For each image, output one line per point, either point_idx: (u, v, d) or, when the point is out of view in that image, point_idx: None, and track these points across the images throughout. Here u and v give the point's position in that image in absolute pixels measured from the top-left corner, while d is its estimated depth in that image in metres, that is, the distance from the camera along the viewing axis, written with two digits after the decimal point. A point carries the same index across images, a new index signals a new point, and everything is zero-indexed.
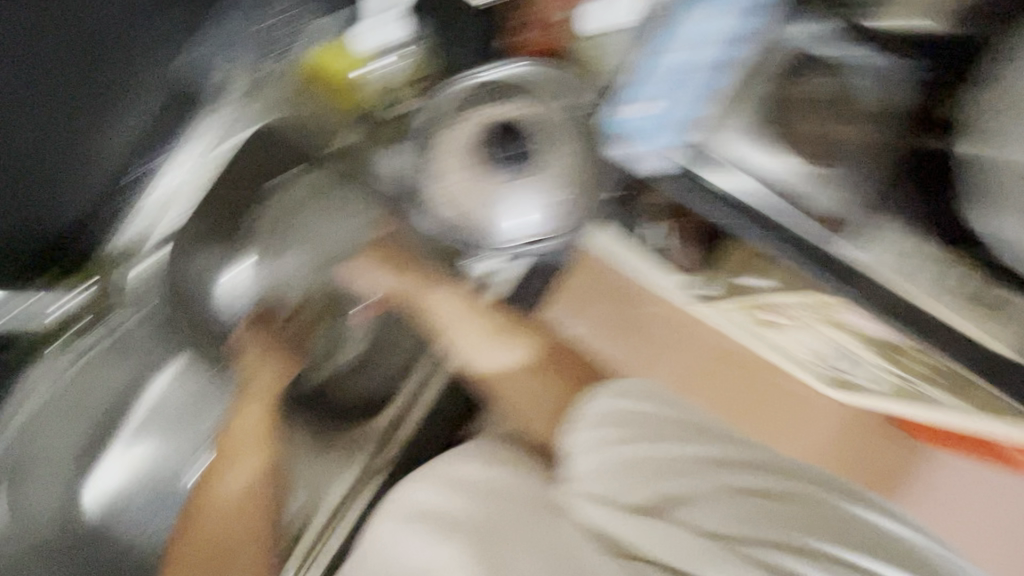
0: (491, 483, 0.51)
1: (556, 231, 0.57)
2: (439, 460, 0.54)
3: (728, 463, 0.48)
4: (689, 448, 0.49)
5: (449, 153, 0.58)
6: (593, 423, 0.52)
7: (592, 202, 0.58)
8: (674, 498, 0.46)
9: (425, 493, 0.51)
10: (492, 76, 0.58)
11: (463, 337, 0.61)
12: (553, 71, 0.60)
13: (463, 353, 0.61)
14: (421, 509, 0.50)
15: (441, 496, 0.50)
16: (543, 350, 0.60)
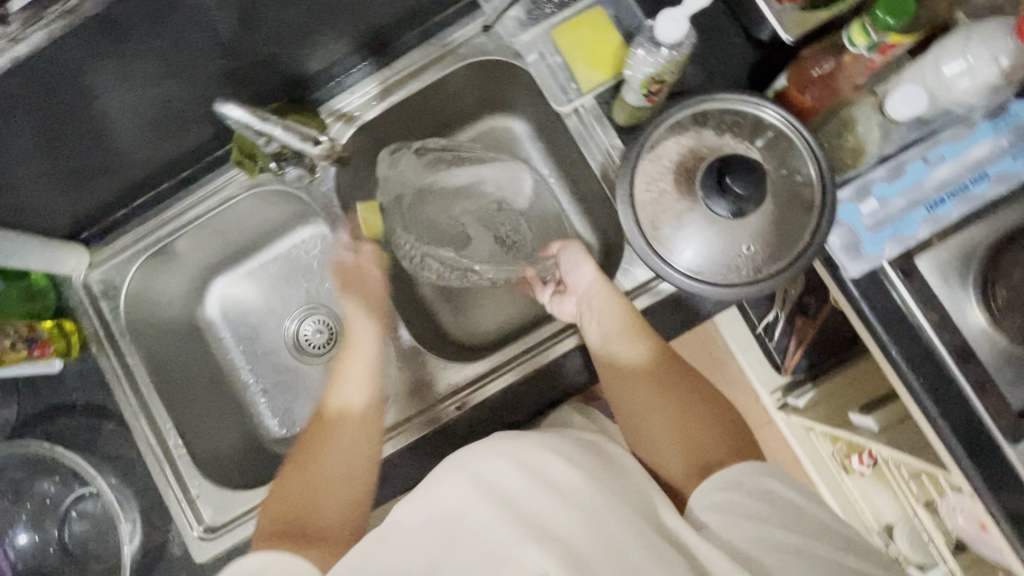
0: (564, 473, 0.47)
1: (711, 279, 0.61)
2: (530, 443, 0.48)
3: (813, 530, 0.44)
4: (769, 498, 0.47)
5: (639, 173, 0.64)
6: (719, 485, 0.49)
7: (753, 265, 0.60)
8: (795, 557, 0.42)
9: (488, 470, 0.47)
10: (711, 108, 0.63)
11: (637, 357, 0.62)
12: (754, 137, 0.62)
13: (631, 369, 0.62)
14: (480, 485, 0.46)
15: (508, 475, 0.46)
16: (699, 391, 0.59)
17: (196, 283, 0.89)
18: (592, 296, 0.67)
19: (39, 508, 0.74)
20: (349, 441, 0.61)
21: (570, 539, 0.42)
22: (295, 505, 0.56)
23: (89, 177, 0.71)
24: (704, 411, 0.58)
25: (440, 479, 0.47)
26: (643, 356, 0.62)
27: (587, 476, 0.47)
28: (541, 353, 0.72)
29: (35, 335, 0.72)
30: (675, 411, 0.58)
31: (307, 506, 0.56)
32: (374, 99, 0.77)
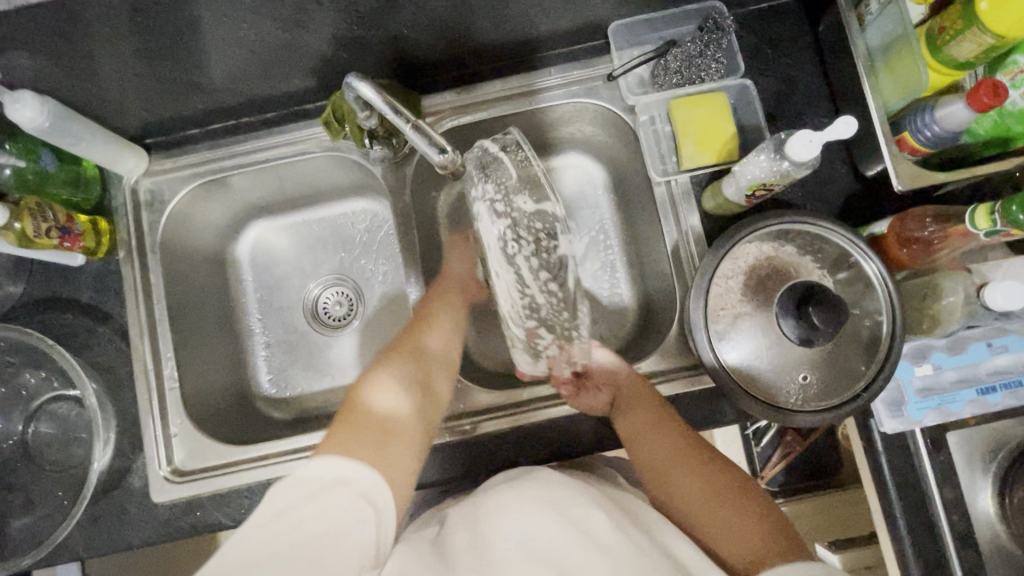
0: (602, 530, 0.48)
1: (753, 391, 0.60)
2: (585, 502, 0.51)
3: None
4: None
5: (717, 266, 0.63)
6: None
7: (797, 394, 0.60)
8: None
9: (534, 525, 0.48)
10: (801, 230, 0.63)
11: (673, 459, 0.61)
12: (828, 269, 0.63)
13: (671, 472, 0.60)
14: (520, 532, 0.47)
15: (555, 531, 0.47)
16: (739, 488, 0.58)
17: (237, 219, 0.87)
18: (624, 395, 0.67)
19: (11, 396, 0.71)
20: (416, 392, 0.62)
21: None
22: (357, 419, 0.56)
23: (177, 89, 0.69)
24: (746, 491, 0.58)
25: (487, 528, 0.49)
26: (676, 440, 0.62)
27: (631, 543, 0.47)
28: (550, 408, 0.71)
29: (70, 226, 0.68)
30: (717, 496, 0.57)
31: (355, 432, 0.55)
32: (476, 105, 0.75)
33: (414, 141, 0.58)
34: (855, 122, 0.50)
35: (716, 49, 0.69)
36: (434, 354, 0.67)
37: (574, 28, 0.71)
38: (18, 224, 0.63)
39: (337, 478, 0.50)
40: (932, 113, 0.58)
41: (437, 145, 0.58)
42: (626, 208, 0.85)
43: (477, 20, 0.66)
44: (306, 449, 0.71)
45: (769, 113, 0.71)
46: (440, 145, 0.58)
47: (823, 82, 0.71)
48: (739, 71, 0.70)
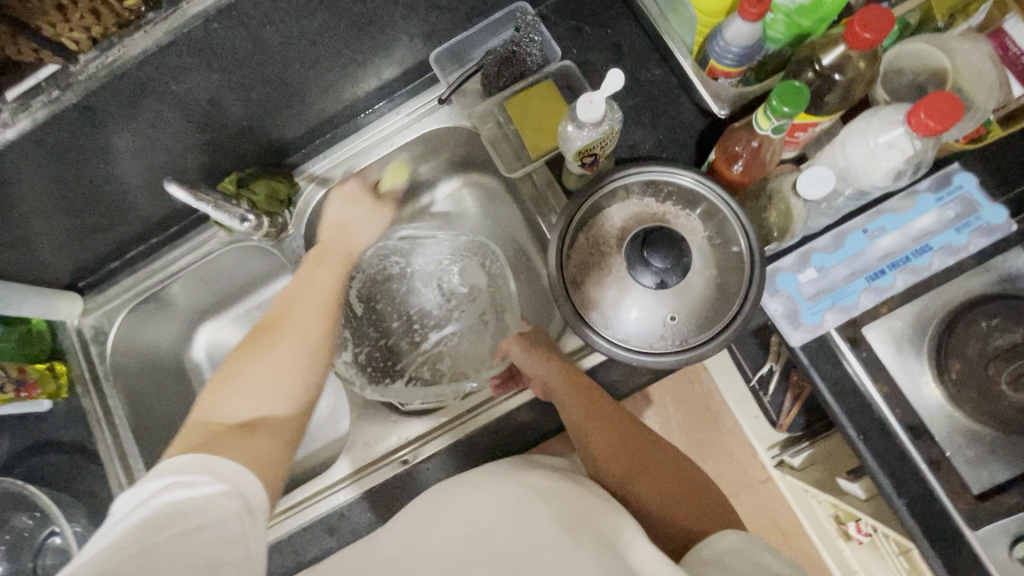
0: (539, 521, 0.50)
1: (640, 345, 0.61)
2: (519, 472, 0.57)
3: None
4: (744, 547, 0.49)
5: (579, 239, 0.65)
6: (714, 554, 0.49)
7: (683, 336, 0.60)
8: None
9: (471, 508, 0.53)
10: (643, 180, 0.65)
11: (605, 445, 0.61)
12: (682, 207, 0.64)
13: (610, 458, 0.61)
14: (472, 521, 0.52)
15: (489, 513, 0.52)
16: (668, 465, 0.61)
17: (183, 327, 0.95)
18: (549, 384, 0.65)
19: (14, 543, 0.77)
20: (297, 367, 0.55)
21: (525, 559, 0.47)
22: (232, 371, 0.53)
23: (85, 235, 0.78)
24: (674, 457, 0.62)
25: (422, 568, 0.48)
26: (616, 417, 0.62)
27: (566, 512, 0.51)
28: (480, 416, 0.72)
29: (24, 377, 0.76)
30: (652, 473, 0.60)
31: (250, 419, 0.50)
32: (346, 162, 0.81)
33: (223, 219, 0.72)
34: (622, 72, 0.54)
35: (527, 43, 0.74)
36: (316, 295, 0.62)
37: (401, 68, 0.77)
38: None
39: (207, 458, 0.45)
40: (722, 37, 0.60)
41: (239, 216, 0.73)
42: (519, 209, 0.87)
43: (305, 92, 0.72)
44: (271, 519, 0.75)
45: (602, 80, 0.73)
46: (241, 215, 0.73)
47: (642, 36, 0.73)
48: (559, 54, 0.74)
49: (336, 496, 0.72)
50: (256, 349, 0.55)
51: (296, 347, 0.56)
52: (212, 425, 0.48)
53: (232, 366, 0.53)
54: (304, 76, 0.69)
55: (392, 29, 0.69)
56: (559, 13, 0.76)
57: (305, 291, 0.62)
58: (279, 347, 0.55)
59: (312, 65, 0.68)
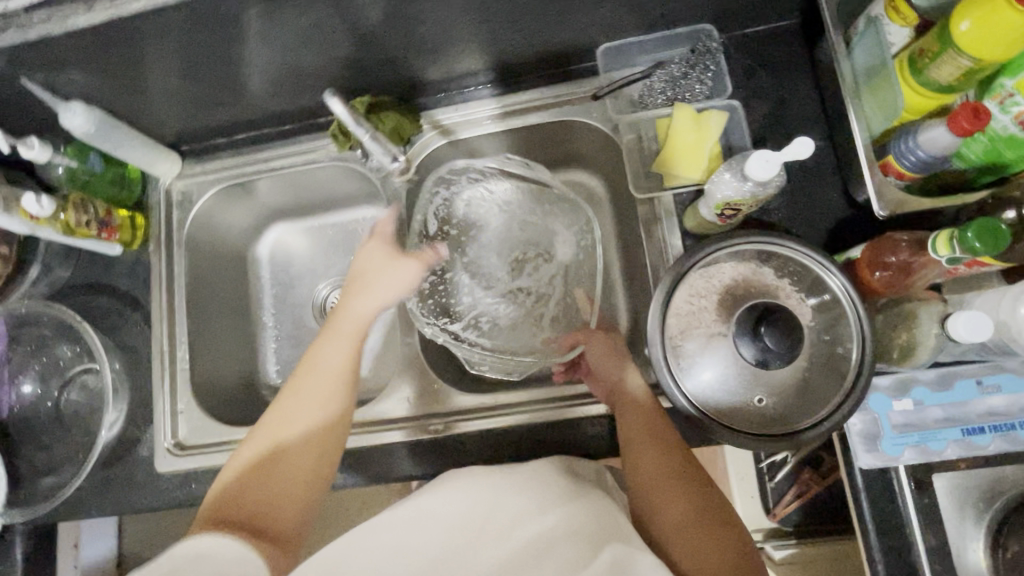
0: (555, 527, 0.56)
1: (714, 413, 0.59)
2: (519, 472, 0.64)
3: None
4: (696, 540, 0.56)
5: (686, 285, 0.63)
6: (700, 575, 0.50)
7: (760, 420, 0.59)
8: None
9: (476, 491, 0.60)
10: (771, 251, 0.62)
11: (652, 474, 0.61)
12: (800, 293, 0.61)
13: (654, 488, 0.61)
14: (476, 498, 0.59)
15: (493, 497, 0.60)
16: (716, 519, 0.59)
17: (259, 220, 0.95)
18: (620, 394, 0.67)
19: (51, 365, 0.80)
20: (332, 390, 0.64)
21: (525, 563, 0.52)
22: (262, 466, 0.61)
23: (206, 104, 0.78)
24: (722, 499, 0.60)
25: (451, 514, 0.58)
26: (672, 450, 0.62)
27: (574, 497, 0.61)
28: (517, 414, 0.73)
29: (108, 219, 0.77)
30: (695, 518, 0.59)
31: (278, 466, 0.61)
32: (474, 122, 0.80)
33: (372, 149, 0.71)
34: (810, 142, 0.50)
35: (699, 71, 0.72)
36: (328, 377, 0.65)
37: (563, 51, 0.74)
38: (63, 215, 0.72)
39: (216, 545, 0.53)
40: (914, 137, 0.56)
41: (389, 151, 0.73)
42: (617, 224, 0.84)
43: (466, 43, 0.70)
44: None
45: (759, 133, 0.70)
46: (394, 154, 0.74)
47: (816, 104, 0.70)
48: (728, 91, 0.71)
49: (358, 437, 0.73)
50: (277, 418, 0.64)
51: (315, 385, 0.65)
52: (275, 443, 0.62)
53: (278, 420, 0.63)
54: (473, 29, 0.67)
55: (577, 11, 0.66)
56: (738, 52, 0.72)
57: (319, 371, 0.65)
58: (306, 384, 0.65)
59: (486, 21, 0.66)
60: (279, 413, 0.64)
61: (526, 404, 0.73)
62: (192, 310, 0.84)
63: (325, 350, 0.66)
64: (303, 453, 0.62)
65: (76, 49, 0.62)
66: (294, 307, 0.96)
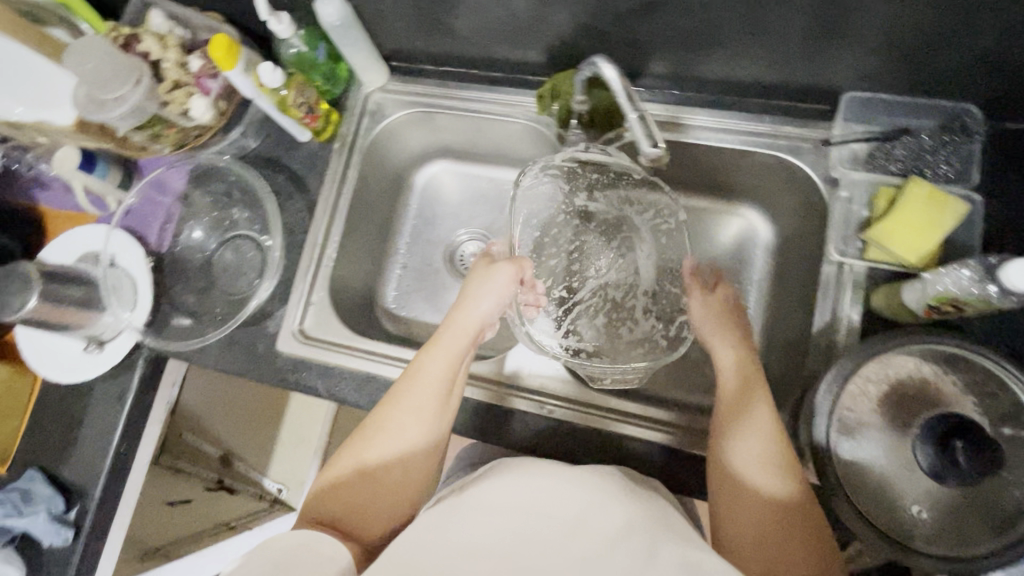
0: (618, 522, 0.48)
1: (859, 505, 0.55)
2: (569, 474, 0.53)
3: None
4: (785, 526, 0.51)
5: (865, 365, 0.59)
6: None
7: (907, 530, 0.55)
8: None
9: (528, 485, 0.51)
10: (972, 363, 0.57)
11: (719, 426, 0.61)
12: (989, 417, 0.56)
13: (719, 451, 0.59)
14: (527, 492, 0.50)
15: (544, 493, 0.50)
16: (784, 503, 0.54)
17: (425, 153, 0.97)
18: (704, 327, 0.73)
19: (218, 221, 0.87)
20: (433, 407, 0.61)
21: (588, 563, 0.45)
22: (351, 484, 0.57)
23: (433, 29, 0.80)
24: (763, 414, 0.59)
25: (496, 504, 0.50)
26: (734, 381, 0.64)
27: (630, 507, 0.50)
28: (619, 423, 0.71)
29: (315, 108, 0.81)
30: (759, 497, 0.55)
31: (371, 476, 0.58)
32: (679, 127, 0.77)
33: (635, 130, 0.60)
34: None
35: (949, 152, 0.65)
36: (426, 384, 0.62)
37: (802, 85, 0.71)
38: (284, 91, 0.77)
39: (311, 540, 0.50)
40: None
41: (651, 138, 0.61)
42: (782, 275, 0.80)
43: (711, 47, 0.68)
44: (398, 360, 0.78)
45: (990, 236, 0.64)
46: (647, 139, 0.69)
47: None
48: (973, 181, 0.65)
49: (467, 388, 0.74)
50: (371, 426, 0.60)
51: (413, 399, 0.61)
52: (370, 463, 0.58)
53: (369, 433, 0.60)
54: (727, 35, 0.65)
55: (847, 50, 0.63)
56: (993, 145, 0.66)
57: (420, 377, 0.62)
58: (406, 394, 0.61)
59: (746, 32, 0.64)
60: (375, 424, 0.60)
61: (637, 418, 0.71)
62: (349, 214, 0.87)
63: (429, 362, 0.63)
64: (393, 461, 0.58)
65: None
66: (428, 244, 0.98)
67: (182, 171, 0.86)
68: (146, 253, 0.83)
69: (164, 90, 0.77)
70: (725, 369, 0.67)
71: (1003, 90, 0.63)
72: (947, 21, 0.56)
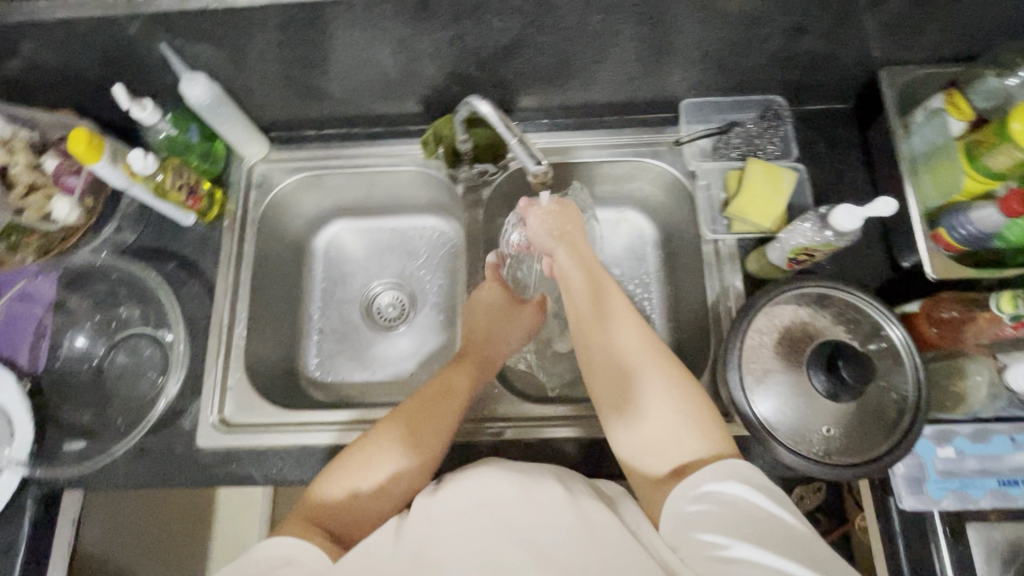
0: (554, 495, 0.51)
1: (781, 438, 0.62)
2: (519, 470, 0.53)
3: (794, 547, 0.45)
4: (743, 510, 0.48)
5: (754, 320, 0.67)
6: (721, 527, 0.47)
7: (825, 449, 0.62)
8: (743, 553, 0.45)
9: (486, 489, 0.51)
10: (834, 296, 0.68)
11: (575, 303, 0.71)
12: (855, 337, 0.67)
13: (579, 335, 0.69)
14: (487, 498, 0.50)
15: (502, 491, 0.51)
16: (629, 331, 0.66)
17: (320, 215, 0.97)
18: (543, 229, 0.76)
19: (103, 324, 0.80)
20: (432, 434, 0.63)
21: (544, 547, 0.47)
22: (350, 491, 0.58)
23: (309, 96, 0.82)
24: (634, 367, 0.61)
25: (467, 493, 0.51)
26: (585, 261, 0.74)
27: (565, 487, 0.52)
28: (561, 428, 0.73)
29: (196, 189, 0.79)
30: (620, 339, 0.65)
31: (372, 490, 0.58)
32: (556, 149, 0.86)
33: (518, 152, 0.65)
34: (893, 203, 0.58)
35: (770, 135, 0.79)
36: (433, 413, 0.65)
37: (647, 99, 0.83)
38: (160, 176, 0.74)
39: (294, 547, 0.51)
40: (966, 214, 0.64)
41: (536, 158, 0.66)
42: (672, 263, 0.90)
43: (567, 78, 0.78)
44: (327, 423, 0.75)
45: (817, 195, 0.78)
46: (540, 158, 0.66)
47: (868, 176, 0.78)
48: (795, 154, 0.79)
49: None
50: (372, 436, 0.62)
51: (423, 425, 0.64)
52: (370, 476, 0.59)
53: (372, 448, 0.61)
54: (578, 67, 0.75)
55: (675, 65, 0.75)
56: (800, 126, 0.82)
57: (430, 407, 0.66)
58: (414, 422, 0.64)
59: (592, 61, 0.74)
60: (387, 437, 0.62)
61: (581, 418, 0.74)
62: (253, 288, 0.84)
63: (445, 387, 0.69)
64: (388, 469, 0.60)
65: (225, 24, 0.67)
66: (341, 304, 0.96)
67: (54, 280, 0.78)
68: (19, 376, 0.74)
69: (16, 197, 0.72)
70: (594, 340, 0.66)
71: (796, 81, 0.78)
72: (742, 33, 0.69)
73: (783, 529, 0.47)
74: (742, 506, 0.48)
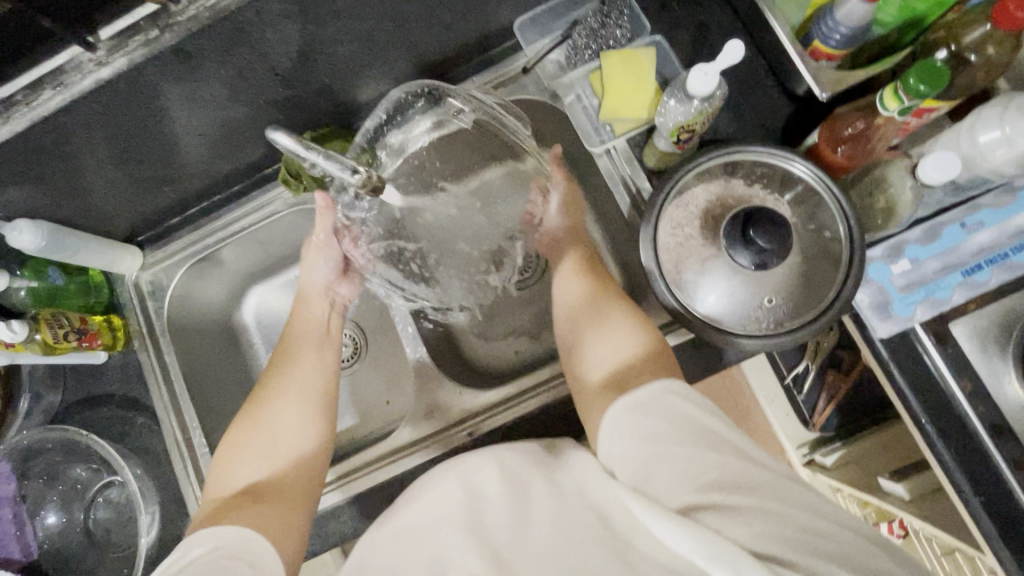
0: (501, 488, 0.48)
1: (732, 325, 0.60)
2: (476, 466, 0.50)
3: (712, 439, 0.46)
4: (664, 412, 0.48)
5: (666, 217, 0.63)
6: (648, 440, 0.47)
7: (778, 318, 0.59)
8: (674, 461, 0.45)
9: (429, 498, 0.50)
10: (737, 159, 0.63)
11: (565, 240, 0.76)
12: (771, 192, 0.62)
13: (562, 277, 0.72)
14: (438, 512, 0.48)
15: (447, 500, 0.49)
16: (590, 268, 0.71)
17: (232, 291, 0.93)
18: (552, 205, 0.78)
19: (69, 491, 0.78)
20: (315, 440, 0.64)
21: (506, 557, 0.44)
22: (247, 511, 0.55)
23: (150, 187, 0.77)
24: (594, 306, 0.64)
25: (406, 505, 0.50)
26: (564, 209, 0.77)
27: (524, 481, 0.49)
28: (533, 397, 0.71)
29: (85, 327, 0.75)
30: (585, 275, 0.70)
31: (275, 505, 0.57)
32: None
33: (331, 170, 0.60)
34: (740, 44, 0.53)
35: (616, 20, 0.73)
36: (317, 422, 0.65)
37: (480, 35, 0.76)
38: (38, 334, 0.71)
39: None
40: (835, 14, 0.57)
41: (349, 168, 0.61)
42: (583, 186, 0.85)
43: (385, 55, 0.71)
44: None
45: (688, 58, 0.71)
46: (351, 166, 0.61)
47: (733, 14, 0.71)
48: (648, 27, 0.72)
49: (397, 463, 0.71)
50: (240, 446, 0.61)
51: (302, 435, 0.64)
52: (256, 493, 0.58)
53: (268, 455, 0.61)
54: (387, 38, 0.68)
55: None
56: None
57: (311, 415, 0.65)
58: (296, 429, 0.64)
59: (399, 26, 0.67)
60: (278, 455, 0.61)
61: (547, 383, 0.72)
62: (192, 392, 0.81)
63: (295, 377, 0.68)
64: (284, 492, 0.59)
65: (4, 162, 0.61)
66: None
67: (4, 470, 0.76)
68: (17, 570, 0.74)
69: None
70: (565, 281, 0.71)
71: None
72: None
73: (702, 422, 0.47)
74: (659, 406, 0.48)
